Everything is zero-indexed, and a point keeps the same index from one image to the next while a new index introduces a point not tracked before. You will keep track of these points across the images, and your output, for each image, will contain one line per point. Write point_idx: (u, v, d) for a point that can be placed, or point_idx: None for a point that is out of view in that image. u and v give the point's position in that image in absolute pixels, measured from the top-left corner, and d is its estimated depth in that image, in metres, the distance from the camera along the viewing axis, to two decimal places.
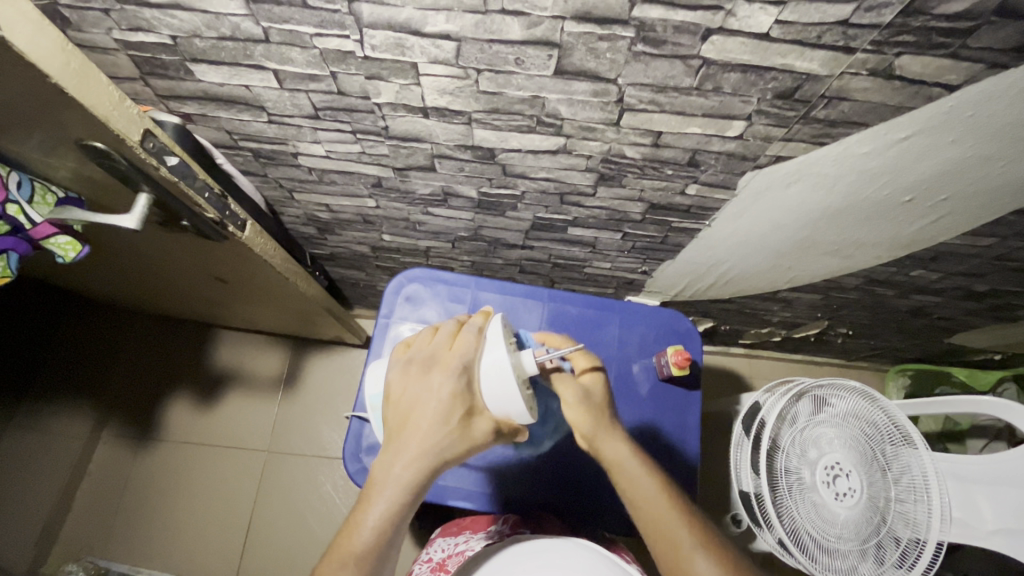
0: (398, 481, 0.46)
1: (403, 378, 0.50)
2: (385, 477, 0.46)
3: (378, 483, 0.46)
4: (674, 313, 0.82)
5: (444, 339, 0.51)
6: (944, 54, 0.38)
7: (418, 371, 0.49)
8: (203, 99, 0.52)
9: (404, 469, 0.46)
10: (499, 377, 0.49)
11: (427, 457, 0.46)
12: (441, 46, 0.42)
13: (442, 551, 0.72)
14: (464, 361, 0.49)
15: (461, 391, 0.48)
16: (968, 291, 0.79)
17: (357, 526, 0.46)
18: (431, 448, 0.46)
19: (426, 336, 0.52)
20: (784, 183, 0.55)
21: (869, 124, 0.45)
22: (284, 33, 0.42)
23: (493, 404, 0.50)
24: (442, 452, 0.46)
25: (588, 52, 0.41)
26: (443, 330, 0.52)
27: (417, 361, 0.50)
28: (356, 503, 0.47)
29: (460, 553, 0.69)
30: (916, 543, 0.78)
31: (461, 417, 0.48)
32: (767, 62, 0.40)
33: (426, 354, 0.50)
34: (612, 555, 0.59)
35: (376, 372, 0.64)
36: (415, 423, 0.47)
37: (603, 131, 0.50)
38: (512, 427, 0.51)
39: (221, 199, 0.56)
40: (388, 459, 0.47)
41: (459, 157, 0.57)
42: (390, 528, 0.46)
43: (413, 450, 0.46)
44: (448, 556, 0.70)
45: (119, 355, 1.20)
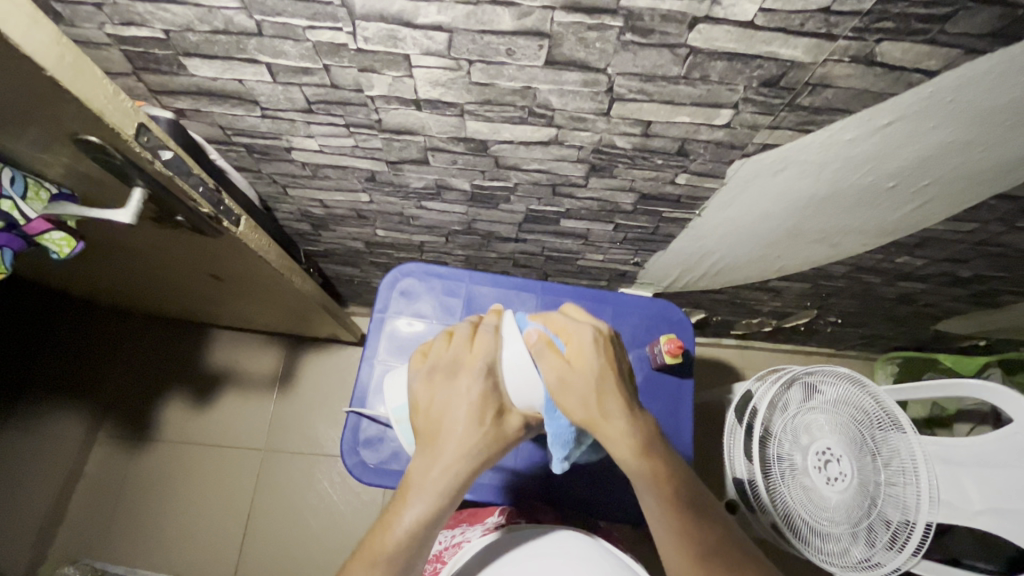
0: (437, 484, 0.47)
1: (429, 386, 0.51)
2: (423, 480, 0.47)
3: (416, 486, 0.47)
4: (666, 303, 0.83)
5: (463, 342, 0.52)
6: (922, 40, 0.39)
7: (442, 377, 0.51)
8: (196, 94, 0.52)
9: (443, 472, 0.47)
10: (522, 372, 0.51)
11: (463, 457, 0.48)
12: (433, 37, 0.42)
13: (439, 543, 0.72)
14: (487, 361, 0.50)
15: (490, 391, 0.50)
16: (953, 277, 0.81)
17: (395, 526, 0.46)
18: (468, 449, 0.48)
19: (443, 342, 0.53)
20: (770, 172, 0.56)
21: (853, 111, 0.46)
22: (277, 25, 0.43)
23: (521, 400, 0.52)
24: (477, 452, 0.48)
25: (578, 42, 0.41)
26: (459, 333, 0.53)
27: (440, 368, 0.51)
28: (391, 503, 0.48)
29: (457, 545, 0.70)
30: (905, 524, 0.80)
31: (494, 416, 0.50)
32: (752, 50, 0.41)
33: (448, 361, 0.51)
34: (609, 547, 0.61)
35: (391, 382, 0.62)
36: (449, 427, 0.49)
37: (593, 121, 0.51)
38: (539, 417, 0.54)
39: (216, 194, 0.56)
40: (424, 463, 0.48)
41: (452, 149, 0.57)
42: (429, 527, 0.47)
43: (451, 454, 0.48)
44: (444, 547, 0.70)
45: (113, 357, 1.20)
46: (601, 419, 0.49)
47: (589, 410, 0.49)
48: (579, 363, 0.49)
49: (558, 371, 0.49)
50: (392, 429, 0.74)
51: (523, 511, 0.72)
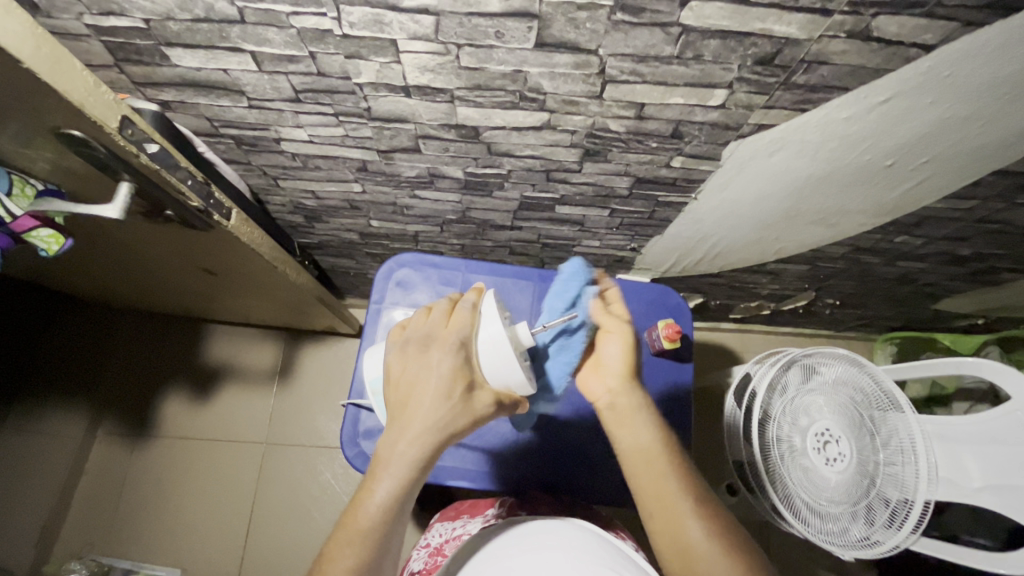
0: (404, 458, 0.46)
1: (402, 357, 0.50)
2: (392, 454, 0.47)
3: (385, 461, 0.47)
4: (663, 288, 0.82)
5: (440, 317, 0.52)
6: (920, 13, 0.38)
7: (415, 350, 0.50)
8: (181, 85, 0.51)
9: (410, 445, 0.46)
10: (496, 351, 0.50)
11: (431, 432, 0.46)
12: (420, 21, 0.41)
13: (439, 536, 0.73)
14: (461, 337, 0.50)
15: (461, 366, 0.49)
16: (951, 255, 0.81)
17: (367, 502, 0.46)
18: (434, 424, 0.46)
19: (421, 316, 0.52)
20: (767, 152, 0.56)
21: (849, 89, 0.46)
22: (259, 12, 0.42)
23: (495, 378, 0.51)
24: (445, 426, 0.47)
25: (568, 23, 0.40)
26: (437, 309, 0.52)
27: (414, 341, 0.50)
28: (362, 480, 0.48)
29: (457, 537, 0.70)
30: (904, 502, 0.80)
31: (464, 389, 0.48)
32: (746, 28, 0.40)
33: (423, 334, 0.51)
34: (607, 535, 0.61)
35: (371, 355, 0.63)
36: (417, 401, 0.47)
37: (585, 105, 0.50)
38: (512, 398, 0.52)
39: (205, 187, 0.56)
40: (393, 437, 0.47)
41: (444, 136, 0.57)
42: (399, 502, 0.46)
43: (417, 428, 0.46)
44: (444, 540, 0.71)
45: (110, 355, 1.19)
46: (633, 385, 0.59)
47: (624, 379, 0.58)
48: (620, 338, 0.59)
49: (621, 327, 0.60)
50: None
51: (523, 502, 0.72)
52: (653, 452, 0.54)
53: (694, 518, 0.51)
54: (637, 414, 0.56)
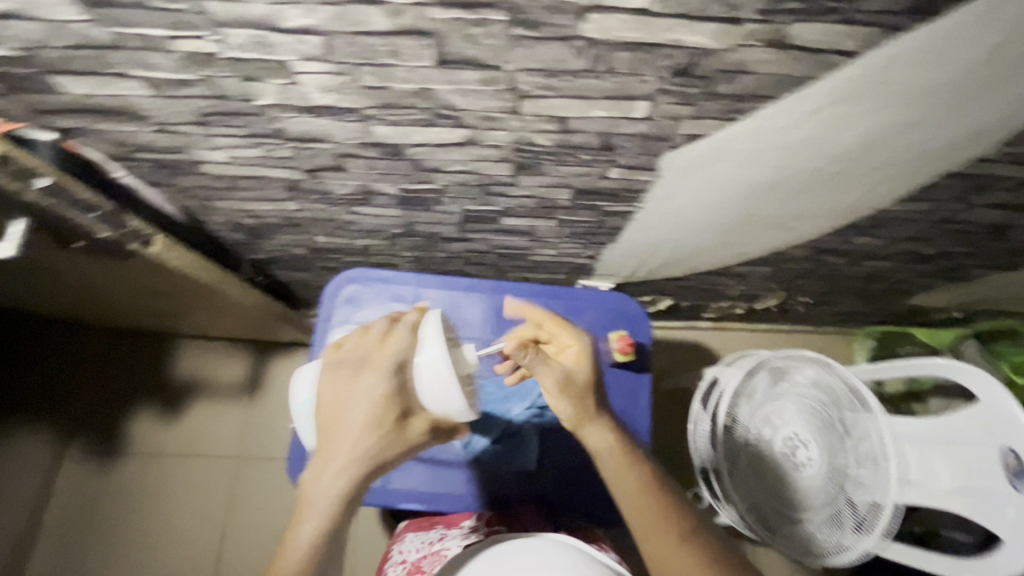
0: (331, 492, 0.42)
1: (331, 382, 0.44)
2: (315, 490, 0.42)
3: (310, 496, 0.42)
4: (622, 295, 0.80)
5: (376, 337, 0.46)
6: (837, 20, 0.35)
7: (345, 373, 0.45)
8: (78, 111, 0.48)
9: (335, 479, 0.42)
10: (437, 377, 0.45)
11: (359, 462, 0.42)
12: (308, 41, 0.38)
13: (415, 550, 0.70)
14: (396, 360, 0.45)
15: (394, 392, 0.44)
16: (916, 254, 0.78)
17: (291, 544, 0.41)
18: (361, 456, 0.42)
19: (356, 336, 0.47)
20: (704, 163, 0.53)
21: (778, 97, 0.43)
22: (137, 37, 0.39)
23: (435, 405, 0.47)
24: (376, 457, 0.42)
25: (465, 39, 0.38)
26: (374, 328, 0.47)
27: (345, 362, 0.45)
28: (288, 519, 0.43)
29: (435, 553, 0.68)
30: (873, 507, 0.79)
31: (397, 419, 0.44)
32: (656, 39, 0.37)
33: (356, 355, 0.45)
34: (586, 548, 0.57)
35: (300, 377, 0.58)
36: (344, 430, 0.43)
37: (505, 120, 0.47)
38: (450, 425, 0.48)
39: (116, 216, 0.53)
40: (318, 470, 0.42)
41: (366, 155, 0.54)
42: (328, 543, 0.41)
43: (342, 459, 0.42)
44: (422, 556, 0.69)
45: (76, 374, 1.18)
46: (591, 418, 0.56)
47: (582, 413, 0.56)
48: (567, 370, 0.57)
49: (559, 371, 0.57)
50: None
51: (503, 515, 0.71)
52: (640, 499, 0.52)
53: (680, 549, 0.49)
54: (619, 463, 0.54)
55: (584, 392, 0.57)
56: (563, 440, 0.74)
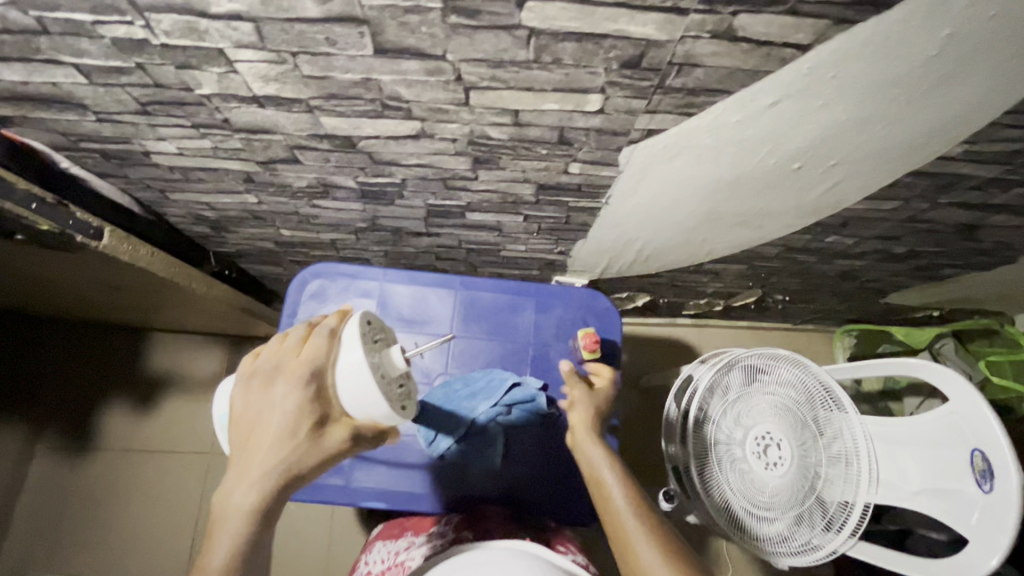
0: (240, 509, 0.39)
1: (245, 392, 0.42)
2: (226, 507, 0.39)
3: (219, 514, 0.39)
4: (593, 292, 0.79)
5: (293, 343, 0.43)
6: (783, 11, 0.34)
7: (260, 383, 0.42)
8: (14, 100, 0.47)
9: (246, 494, 0.39)
10: (356, 378, 0.41)
11: (270, 476, 0.39)
12: (238, 28, 0.37)
13: (381, 561, 0.69)
14: (313, 366, 0.42)
15: (309, 401, 0.41)
16: (889, 253, 0.77)
17: (201, 569, 0.38)
18: (274, 470, 0.39)
19: (274, 343, 0.44)
20: (664, 158, 0.52)
21: (731, 91, 0.42)
22: (60, 22, 0.37)
23: (357, 410, 0.42)
24: (289, 470, 0.39)
25: (401, 28, 0.36)
26: (293, 334, 0.44)
27: (259, 373, 0.42)
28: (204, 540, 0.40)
29: (400, 563, 0.67)
30: (843, 506, 0.79)
31: (311, 428, 0.41)
32: (599, 29, 0.36)
33: (271, 364, 0.42)
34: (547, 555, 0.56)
35: (224, 387, 0.57)
36: (257, 443, 0.40)
37: (456, 112, 0.46)
38: (378, 431, 0.44)
39: (60, 208, 0.52)
40: (227, 485, 0.40)
41: (319, 147, 0.52)
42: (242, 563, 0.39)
43: (254, 474, 0.39)
44: (387, 568, 0.67)
45: (46, 367, 1.16)
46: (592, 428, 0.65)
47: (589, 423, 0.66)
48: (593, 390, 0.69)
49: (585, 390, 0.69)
50: None
51: (469, 519, 0.69)
52: (620, 502, 0.57)
53: (648, 546, 0.52)
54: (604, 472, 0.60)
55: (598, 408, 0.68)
56: (530, 439, 0.73)
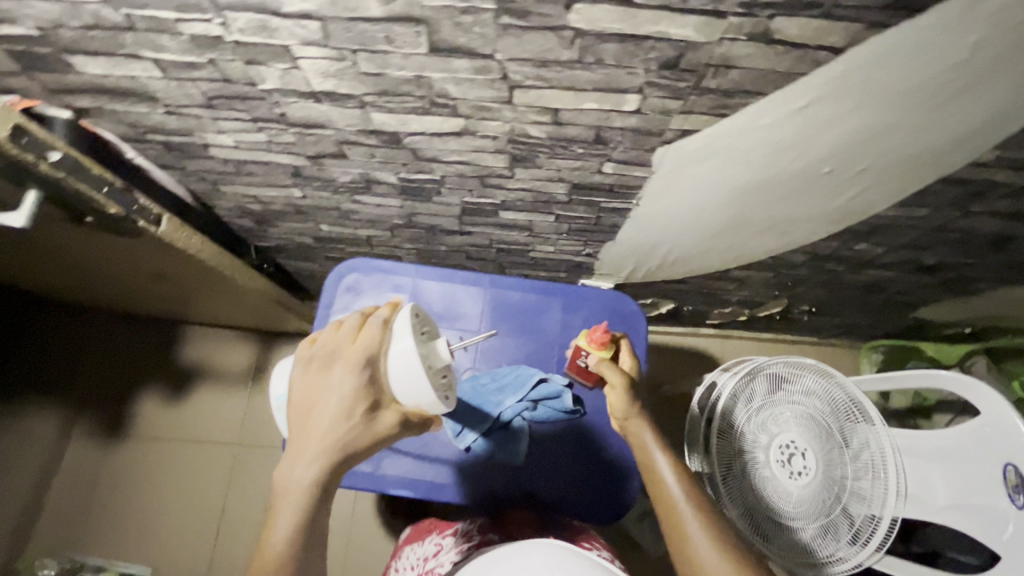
0: (302, 486, 0.41)
1: (302, 376, 0.44)
2: (288, 482, 0.41)
3: (282, 490, 0.41)
4: (619, 294, 0.80)
5: (348, 332, 0.45)
6: (817, 15, 0.36)
7: (317, 368, 0.44)
8: (94, 92, 0.51)
9: (307, 472, 0.41)
10: (408, 368, 0.44)
11: (329, 457, 0.41)
12: (306, 26, 0.40)
13: (411, 567, 0.71)
14: (368, 354, 0.44)
15: (365, 386, 0.43)
16: (918, 264, 0.77)
17: (265, 537, 0.41)
18: (333, 449, 0.41)
19: (330, 330, 0.46)
20: (697, 160, 0.54)
21: (764, 94, 0.43)
22: (146, 19, 0.41)
23: (405, 396, 0.45)
24: (346, 451, 0.42)
25: (455, 27, 0.39)
26: (346, 322, 0.46)
27: (317, 358, 0.44)
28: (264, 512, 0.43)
29: (429, 571, 0.68)
30: (869, 519, 0.80)
31: (366, 411, 0.43)
32: (641, 31, 0.38)
33: (327, 350, 0.44)
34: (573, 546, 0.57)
35: (279, 370, 0.59)
36: (315, 424, 0.42)
37: (499, 110, 0.49)
38: (422, 416, 0.47)
39: (126, 194, 0.55)
40: (289, 463, 0.42)
41: (366, 142, 0.56)
42: (305, 539, 0.41)
43: (313, 453, 0.41)
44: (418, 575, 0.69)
45: (86, 354, 1.21)
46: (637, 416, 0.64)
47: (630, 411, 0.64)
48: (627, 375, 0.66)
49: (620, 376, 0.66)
50: None
51: (496, 523, 0.71)
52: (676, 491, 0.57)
53: (704, 536, 0.53)
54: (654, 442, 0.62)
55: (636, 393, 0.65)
56: (555, 435, 0.74)
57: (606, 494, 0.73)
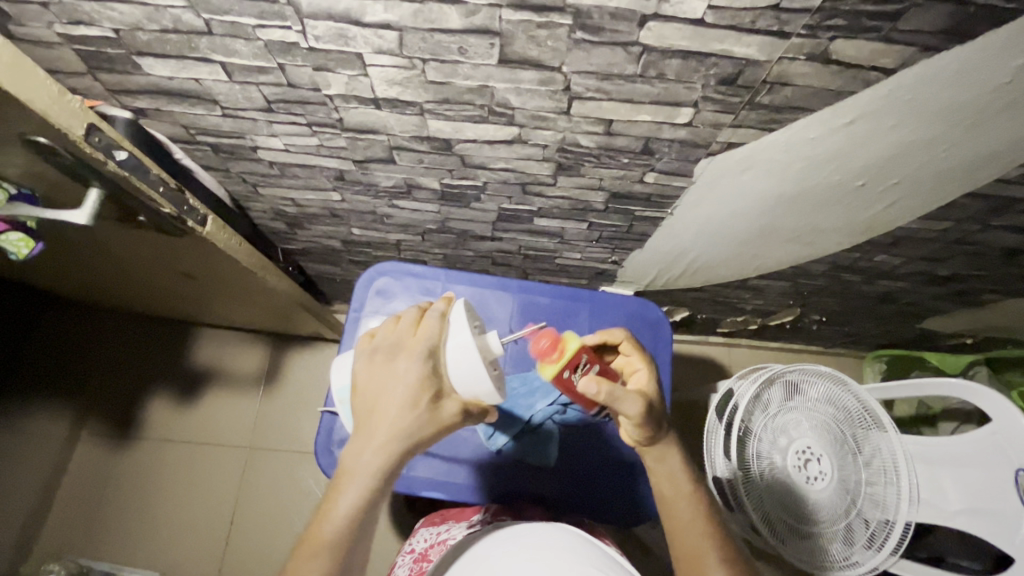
0: (370, 468, 0.42)
1: (368, 367, 0.46)
2: (355, 463, 0.43)
3: (349, 471, 0.43)
4: (643, 301, 0.82)
5: (408, 325, 0.48)
6: (876, 38, 0.38)
7: (382, 359, 0.46)
8: (154, 93, 0.52)
9: (375, 455, 0.42)
10: (467, 364, 0.47)
11: (396, 442, 0.43)
12: (383, 36, 0.42)
13: (424, 541, 0.72)
14: (429, 345, 0.46)
15: (429, 376, 0.45)
16: (932, 275, 0.80)
17: (328, 515, 0.42)
18: (401, 435, 0.43)
19: (389, 324, 0.49)
20: (738, 171, 0.56)
21: (814, 110, 0.46)
22: (226, 25, 0.42)
23: (464, 388, 0.47)
24: (412, 437, 0.43)
25: (529, 40, 0.41)
26: (405, 317, 0.49)
27: (381, 349, 0.47)
28: (326, 492, 0.44)
29: (442, 542, 0.70)
30: (885, 523, 0.82)
31: (431, 399, 0.44)
32: (706, 48, 0.40)
33: (391, 342, 0.47)
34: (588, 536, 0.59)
35: (339, 362, 0.59)
36: (383, 410, 0.44)
37: (554, 120, 0.50)
38: (480, 408, 0.48)
39: (178, 194, 0.56)
40: (357, 447, 0.44)
41: (417, 148, 0.57)
42: (365, 519, 0.42)
43: (382, 437, 0.43)
44: (430, 546, 0.70)
45: (98, 355, 1.20)
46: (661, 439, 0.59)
47: (653, 437, 0.58)
48: (647, 398, 0.56)
49: (642, 404, 0.55)
50: None
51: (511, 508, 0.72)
52: (693, 517, 0.57)
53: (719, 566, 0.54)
54: (673, 460, 0.60)
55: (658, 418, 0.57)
56: (583, 438, 0.76)
57: (633, 496, 0.74)
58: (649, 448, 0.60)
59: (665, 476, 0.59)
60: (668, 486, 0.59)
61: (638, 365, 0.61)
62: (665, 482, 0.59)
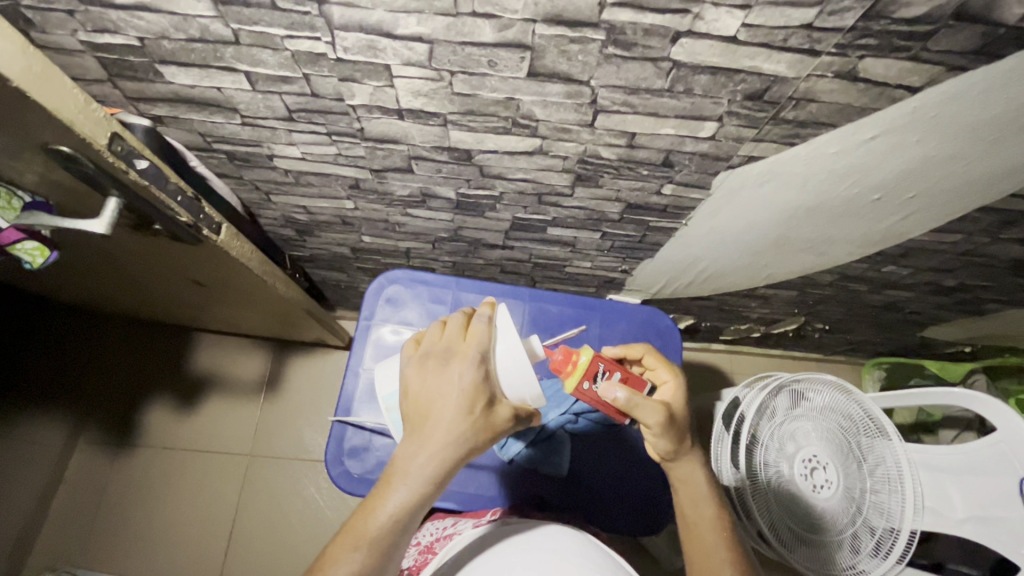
0: (422, 471, 0.44)
1: (420, 371, 0.47)
2: (409, 465, 0.44)
3: (401, 471, 0.44)
4: (654, 310, 0.82)
5: (457, 331, 0.49)
6: (905, 57, 0.39)
7: (434, 364, 0.47)
8: (173, 101, 0.51)
9: (429, 458, 0.44)
10: (517, 364, 0.47)
11: (451, 447, 0.44)
12: (414, 48, 0.42)
13: (430, 535, 0.71)
14: (481, 352, 0.47)
15: (482, 382, 0.46)
16: (938, 286, 0.81)
17: (377, 510, 0.44)
18: (455, 440, 0.44)
19: (437, 331, 0.49)
20: (756, 183, 0.56)
21: (837, 125, 0.46)
22: (254, 35, 0.42)
23: (511, 390, 0.48)
24: (467, 441, 0.44)
25: (560, 55, 0.41)
26: (453, 323, 0.50)
27: (432, 355, 0.47)
28: (374, 488, 0.46)
29: (447, 535, 0.68)
30: (890, 532, 0.81)
31: (484, 406, 0.46)
32: (736, 65, 0.41)
33: (442, 348, 0.48)
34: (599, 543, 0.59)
35: (383, 369, 0.62)
36: (438, 414, 0.45)
37: (578, 132, 0.50)
38: (528, 412, 0.50)
39: (195, 203, 0.56)
40: (410, 448, 0.45)
41: (436, 158, 0.57)
42: (412, 516, 0.44)
43: (438, 441, 0.44)
44: (436, 539, 0.69)
45: (97, 361, 1.18)
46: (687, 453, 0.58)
47: (677, 451, 0.57)
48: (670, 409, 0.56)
49: (663, 415, 0.55)
50: (378, 438, 0.74)
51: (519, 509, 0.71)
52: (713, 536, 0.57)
53: None
54: (697, 480, 0.59)
55: (681, 431, 0.56)
56: (595, 447, 0.76)
57: (645, 505, 0.74)
58: (674, 466, 0.59)
59: (687, 492, 0.59)
60: (688, 503, 0.59)
61: (663, 377, 0.62)
62: (686, 499, 0.59)
